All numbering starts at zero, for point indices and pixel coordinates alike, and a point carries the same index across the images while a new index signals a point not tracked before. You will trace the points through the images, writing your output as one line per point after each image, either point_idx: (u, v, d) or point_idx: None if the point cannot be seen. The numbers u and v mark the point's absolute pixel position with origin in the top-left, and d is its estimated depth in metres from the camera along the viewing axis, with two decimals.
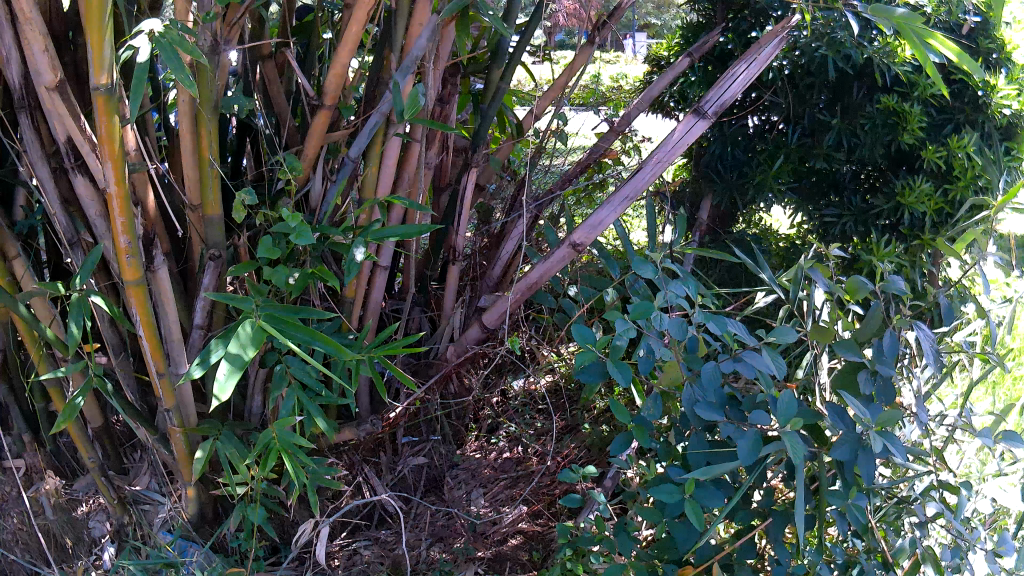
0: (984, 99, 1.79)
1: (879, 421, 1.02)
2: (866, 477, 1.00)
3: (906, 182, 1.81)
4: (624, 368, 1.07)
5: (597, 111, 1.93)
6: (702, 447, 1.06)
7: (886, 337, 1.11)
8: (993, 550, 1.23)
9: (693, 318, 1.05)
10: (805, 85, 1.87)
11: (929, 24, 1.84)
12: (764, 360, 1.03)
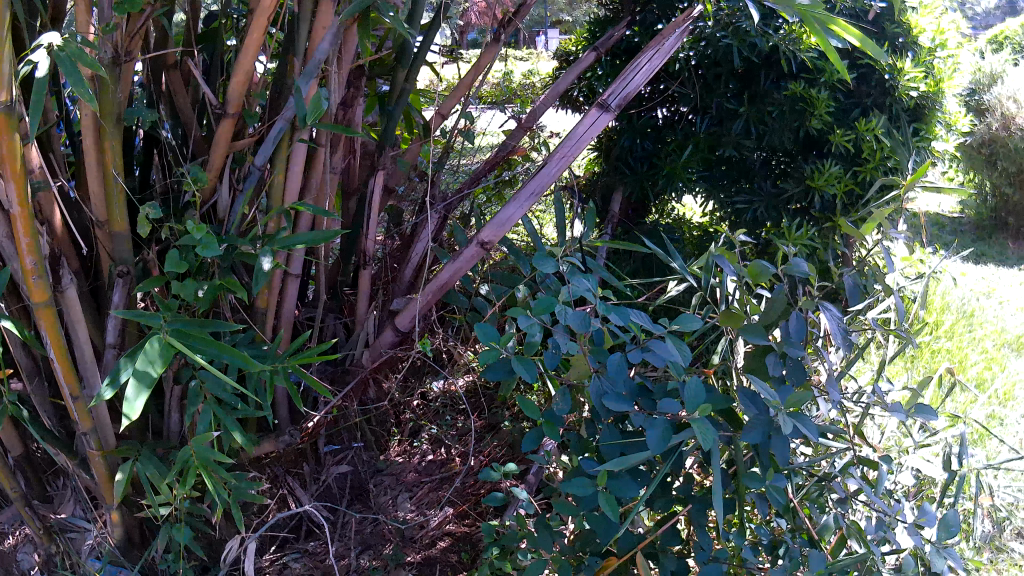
0: (892, 82, 1.92)
1: (789, 402, 1.01)
2: (780, 460, 1.00)
3: (815, 166, 1.89)
4: (529, 365, 1.06)
5: (505, 109, 1.90)
6: (614, 438, 1.04)
7: (792, 320, 1.12)
8: (914, 520, 1.21)
9: (597, 310, 1.03)
10: (713, 76, 1.88)
11: (835, 10, 1.97)
12: (673, 349, 1.01)
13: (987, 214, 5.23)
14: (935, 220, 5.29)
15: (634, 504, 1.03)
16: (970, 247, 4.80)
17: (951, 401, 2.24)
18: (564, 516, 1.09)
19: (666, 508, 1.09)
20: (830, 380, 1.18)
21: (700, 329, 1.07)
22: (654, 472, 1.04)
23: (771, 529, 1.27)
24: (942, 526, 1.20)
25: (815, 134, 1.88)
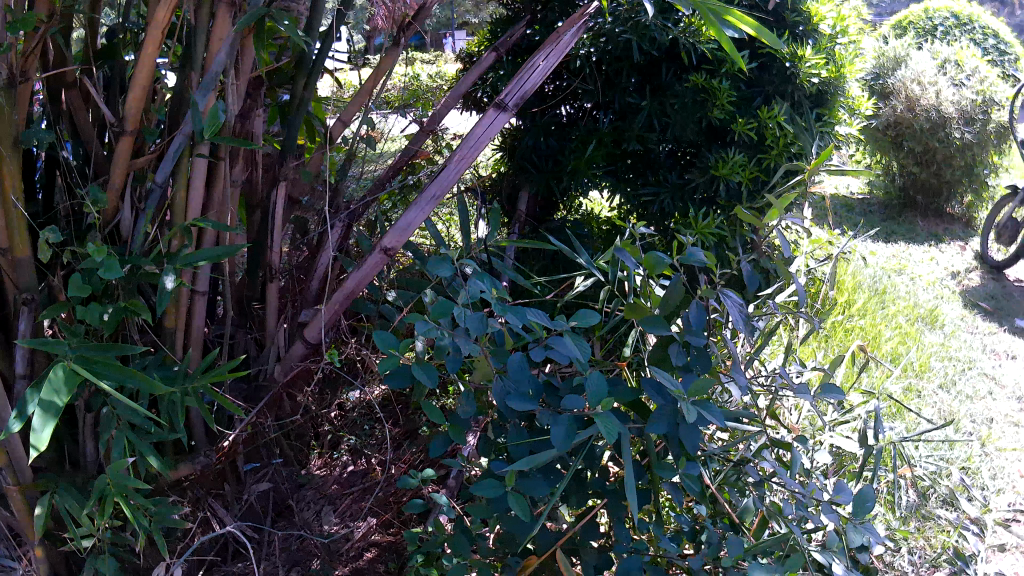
0: (792, 70, 1.96)
1: (691, 390, 1.00)
2: (688, 448, 1.00)
3: (720, 155, 1.95)
4: (429, 369, 1.06)
5: (407, 113, 1.89)
6: (522, 437, 1.05)
7: (692, 309, 1.10)
8: (830, 499, 1.20)
9: (494, 310, 1.02)
10: (614, 71, 1.92)
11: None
12: (573, 344, 1.01)
13: (897, 195, 5.37)
14: (844, 203, 5.39)
15: (547, 502, 1.02)
16: (878, 227, 4.91)
17: (868, 381, 2.29)
18: (479, 519, 1.09)
19: (583, 504, 1.09)
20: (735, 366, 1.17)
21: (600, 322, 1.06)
22: (568, 470, 1.04)
23: (692, 517, 1.28)
24: (857, 503, 1.19)
25: (718, 124, 1.94)
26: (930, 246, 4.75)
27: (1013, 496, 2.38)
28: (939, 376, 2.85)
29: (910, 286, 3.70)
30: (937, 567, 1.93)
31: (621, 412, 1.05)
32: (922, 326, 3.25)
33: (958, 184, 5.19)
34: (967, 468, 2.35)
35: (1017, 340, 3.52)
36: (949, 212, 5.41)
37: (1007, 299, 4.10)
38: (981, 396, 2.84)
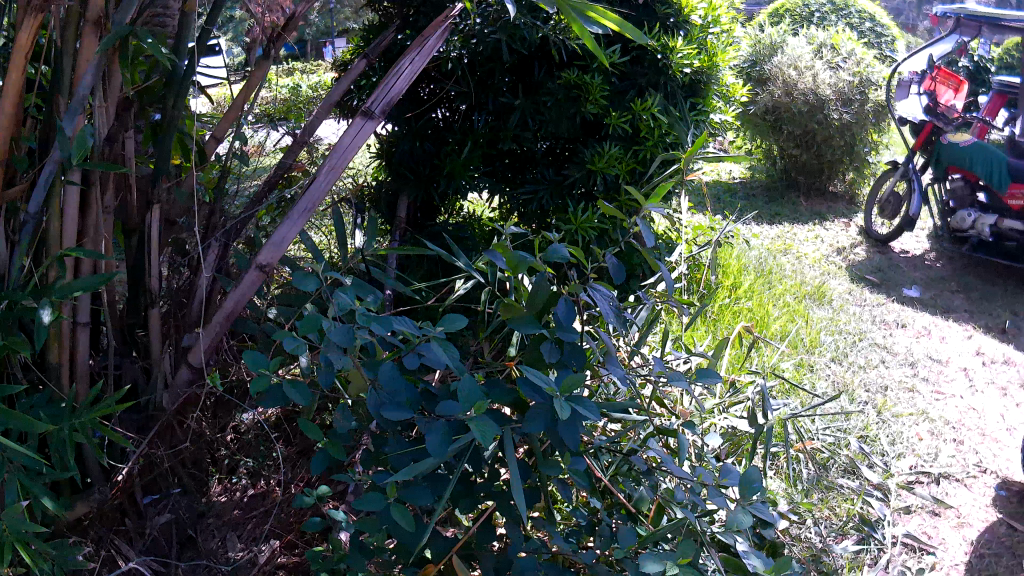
0: (665, 61, 2.16)
1: (563, 386, 1.02)
2: (567, 445, 1.02)
3: (596, 150, 2.16)
4: (302, 389, 1.06)
5: (283, 126, 1.89)
6: (401, 446, 1.07)
7: (559, 304, 1.12)
8: (716, 482, 1.22)
9: (360, 322, 1.04)
10: (486, 73, 2.14)
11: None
12: (442, 350, 1.02)
13: (779, 178, 5.53)
14: (730, 188, 5.50)
15: (433, 509, 1.04)
16: (765, 210, 5.02)
17: (758, 361, 2.37)
18: (370, 533, 1.09)
19: (472, 508, 1.09)
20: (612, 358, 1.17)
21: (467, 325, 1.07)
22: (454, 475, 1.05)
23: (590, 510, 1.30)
24: (744, 484, 1.21)
25: (591, 118, 2.15)
26: (814, 225, 4.88)
27: (912, 459, 2.46)
28: (829, 350, 2.94)
29: (794, 265, 3.80)
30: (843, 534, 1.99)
31: (500, 412, 1.07)
32: (809, 304, 3.34)
33: (839, 163, 5.33)
34: (865, 436, 2.43)
35: (902, 309, 3.64)
36: (831, 190, 5.56)
37: (893, 271, 4.24)
38: (872, 366, 2.94)
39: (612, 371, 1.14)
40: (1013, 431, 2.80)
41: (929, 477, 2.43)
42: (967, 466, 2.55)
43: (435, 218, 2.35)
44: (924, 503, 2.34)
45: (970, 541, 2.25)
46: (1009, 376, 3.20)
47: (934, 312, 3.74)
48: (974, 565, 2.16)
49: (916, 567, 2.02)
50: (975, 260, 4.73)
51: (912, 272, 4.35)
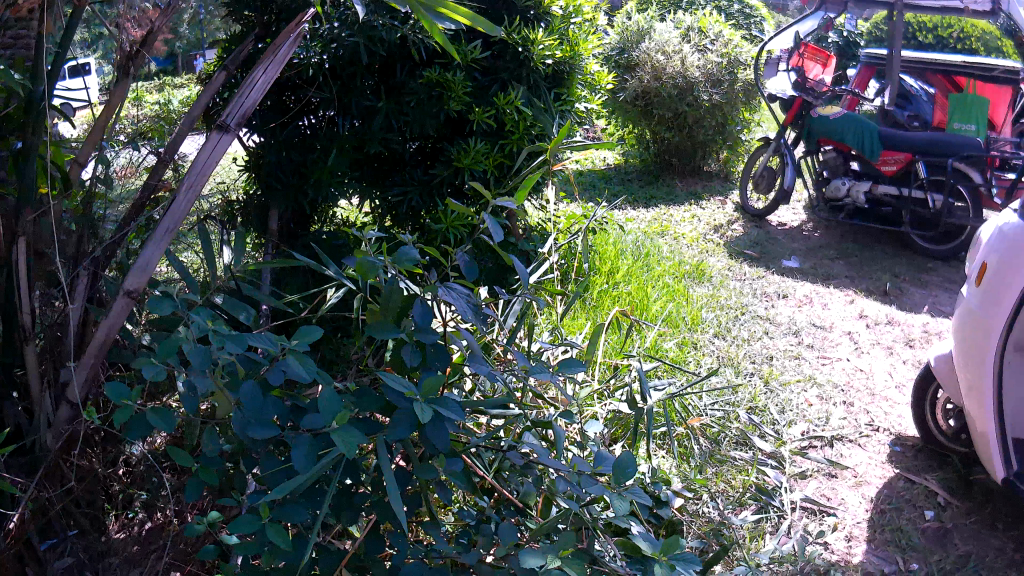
0: (526, 53, 2.52)
1: (423, 390, 1.06)
2: (436, 447, 1.06)
3: (460, 149, 2.51)
4: (165, 415, 1.13)
5: (146, 144, 1.87)
6: (275, 464, 1.12)
7: (414, 308, 1.16)
8: (592, 470, 1.23)
9: (214, 343, 1.11)
10: (347, 78, 2.41)
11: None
12: (299, 364, 1.09)
13: (653, 161, 5.64)
14: (608, 176, 5.57)
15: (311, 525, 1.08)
16: (643, 195, 5.10)
17: (640, 345, 2.43)
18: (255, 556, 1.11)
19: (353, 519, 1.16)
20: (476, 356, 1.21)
21: (322, 337, 1.13)
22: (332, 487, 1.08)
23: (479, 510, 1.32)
24: (617, 468, 1.19)
25: (452, 113, 2.48)
26: (691, 205, 4.98)
27: (803, 425, 2.53)
28: (712, 326, 3.01)
29: (673, 246, 3.87)
30: (742, 504, 2.03)
31: (368, 421, 1.11)
32: (689, 283, 3.42)
33: (711, 143, 5.43)
34: (753, 408, 2.51)
35: (782, 280, 3.74)
36: (706, 170, 5.69)
37: (772, 244, 4.35)
38: (755, 338, 3.02)
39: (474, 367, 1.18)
40: (901, 388, 2.90)
41: (823, 441, 2.51)
42: (859, 426, 2.63)
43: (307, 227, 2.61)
44: (821, 466, 2.40)
45: (869, 498, 2.31)
46: (891, 336, 3.31)
47: (814, 281, 3.85)
48: (875, 521, 2.22)
49: (814, 530, 2.08)
50: (851, 227, 4.88)
51: (790, 243, 4.47)
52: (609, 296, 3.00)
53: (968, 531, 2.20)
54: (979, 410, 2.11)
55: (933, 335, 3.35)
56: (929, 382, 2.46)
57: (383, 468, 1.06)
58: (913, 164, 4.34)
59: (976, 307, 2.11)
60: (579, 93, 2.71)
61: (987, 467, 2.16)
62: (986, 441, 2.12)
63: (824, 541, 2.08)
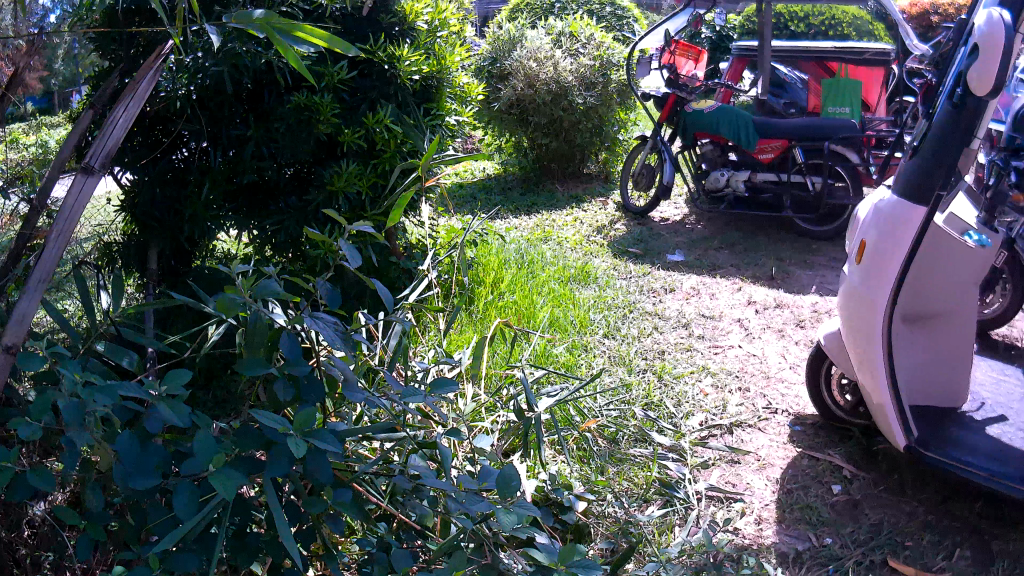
0: (394, 70, 2.58)
1: (297, 423, 1.12)
2: (320, 477, 1.12)
3: (333, 171, 2.55)
4: (44, 473, 1.11)
5: (12, 190, 1.80)
6: (163, 514, 1.14)
7: (281, 341, 1.19)
8: (479, 487, 1.25)
9: (84, 396, 1.11)
10: (216, 106, 2.38)
11: (326, 13, 2.51)
12: (169, 411, 1.13)
13: (532, 169, 5.68)
14: (489, 186, 5.57)
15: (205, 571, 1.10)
16: (524, 202, 5.11)
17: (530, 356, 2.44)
18: None
19: (249, 561, 1.17)
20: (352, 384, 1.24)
21: (191, 379, 1.17)
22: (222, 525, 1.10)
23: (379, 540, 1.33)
24: (503, 484, 1.21)
25: (324, 135, 2.49)
26: (573, 208, 5.01)
27: (702, 415, 2.57)
28: (601, 326, 3.04)
29: (556, 250, 3.89)
30: (647, 500, 2.05)
31: (251, 459, 1.15)
32: (575, 285, 3.44)
33: (590, 145, 5.56)
34: (649, 404, 2.54)
35: (668, 274, 3.79)
36: (585, 172, 5.78)
37: (656, 240, 4.41)
38: (646, 334, 3.05)
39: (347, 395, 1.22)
40: (795, 368, 2.96)
41: (723, 429, 2.54)
42: (756, 410, 2.67)
43: (190, 262, 2.56)
44: (723, 454, 2.43)
45: (774, 480, 2.35)
46: (781, 318, 3.38)
47: (701, 272, 3.91)
48: (783, 501, 2.25)
49: (722, 517, 2.10)
50: (733, 216, 4.98)
51: (674, 237, 4.54)
52: (495, 307, 3.00)
53: (877, 501, 2.27)
54: (872, 382, 2.16)
55: (822, 314, 3.44)
56: (823, 358, 2.52)
57: (272, 504, 1.11)
58: (790, 150, 4.44)
59: (858, 284, 2.16)
60: (446, 105, 2.77)
61: (887, 436, 2.22)
62: (882, 412, 2.17)
63: (734, 527, 2.11)
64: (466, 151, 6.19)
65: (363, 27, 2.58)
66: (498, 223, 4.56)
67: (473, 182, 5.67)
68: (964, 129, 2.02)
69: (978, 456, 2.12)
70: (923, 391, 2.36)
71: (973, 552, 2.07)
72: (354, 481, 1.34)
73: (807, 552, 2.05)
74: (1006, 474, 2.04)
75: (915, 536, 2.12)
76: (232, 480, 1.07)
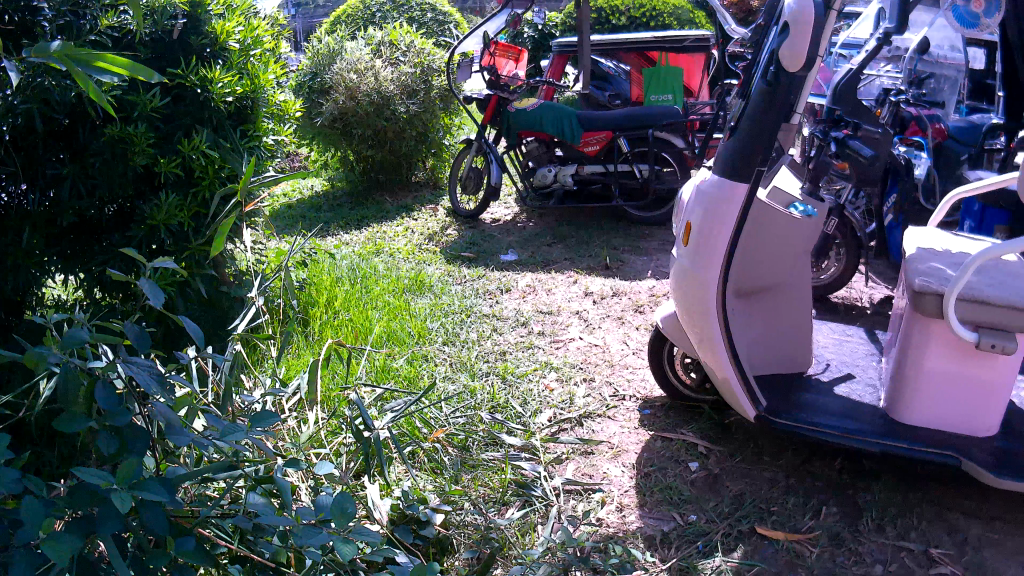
0: (207, 93, 2.50)
1: (120, 476, 1.15)
2: (157, 529, 1.16)
3: (154, 205, 2.46)
4: None
5: None
6: None
7: (97, 392, 1.23)
8: (315, 518, 1.32)
9: None
10: (30, 146, 2.26)
11: (137, 38, 2.42)
12: None
13: (358, 182, 5.62)
14: (318, 202, 5.48)
15: None
16: (353, 216, 5.04)
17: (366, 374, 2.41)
18: None
19: None
20: (175, 428, 1.31)
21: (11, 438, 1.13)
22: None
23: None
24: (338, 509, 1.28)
25: (140, 166, 2.40)
26: (403, 218, 4.97)
27: (550, 411, 2.58)
28: (440, 334, 3.02)
29: (389, 262, 3.85)
30: (505, 503, 2.06)
31: (84, 518, 1.14)
32: (410, 296, 3.41)
33: (416, 153, 5.55)
34: (496, 407, 2.54)
35: (503, 275, 3.79)
36: (413, 181, 5.75)
37: (488, 242, 4.41)
38: (485, 336, 3.05)
39: (173, 439, 1.29)
40: (636, 354, 3.00)
41: (572, 422, 2.55)
42: (604, 399, 2.70)
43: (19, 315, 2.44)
44: (575, 447, 2.44)
45: (631, 465, 2.37)
46: (620, 306, 3.43)
47: (536, 269, 3.93)
48: (642, 486, 2.27)
49: (583, 509, 2.11)
50: (564, 211, 5.03)
51: (507, 237, 4.55)
52: (330, 328, 2.96)
53: (735, 472, 2.33)
54: (715, 358, 2.20)
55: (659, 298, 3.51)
56: (663, 345, 2.54)
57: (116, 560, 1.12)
58: (614, 140, 4.55)
59: (688, 264, 2.18)
60: (263, 125, 2.71)
61: (735, 407, 2.28)
62: (729, 386, 2.21)
63: (597, 517, 2.12)
64: (291, 169, 6.07)
65: (176, 50, 2.50)
66: (328, 240, 4.47)
67: (300, 199, 5.56)
68: (778, 105, 2.05)
69: (828, 415, 2.19)
70: (769, 361, 2.43)
71: (839, 507, 2.18)
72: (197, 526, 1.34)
73: (673, 531, 2.08)
74: (858, 429, 2.13)
75: (779, 500, 2.20)
76: (66, 544, 1.06)
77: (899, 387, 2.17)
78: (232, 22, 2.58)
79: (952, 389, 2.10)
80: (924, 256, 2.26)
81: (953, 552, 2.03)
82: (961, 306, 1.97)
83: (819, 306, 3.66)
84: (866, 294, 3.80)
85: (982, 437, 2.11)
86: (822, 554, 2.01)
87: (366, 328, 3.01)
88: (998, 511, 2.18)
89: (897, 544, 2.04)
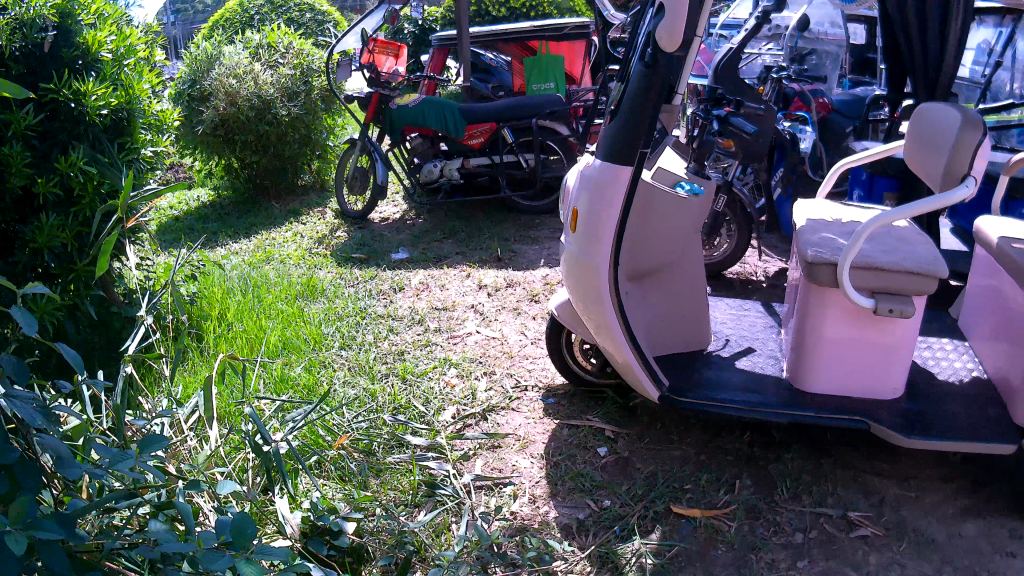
0: (81, 107, 2.42)
1: (14, 518, 1.12)
2: (60, 568, 1.14)
3: (35, 226, 2.39)
4: None
5: None
6: None
7: None
8: (218, 541, 1.31)
9: None
10: None
11: (7, 49, 2.34)
12: None
13: (244, 190, 5.52)
14: (203, 212, 5.37)
15: None
16: (240, 224, 4.95)
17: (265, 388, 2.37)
18: None
19: None
20: (66, 461, 1.26)
21: None
22: None
23: None
24: (239, 533, 1.29)
25: (22, 189, 2.35)
26: (291, 223, 4.89)
27: (453, 408, 2.56)
28: (336, 339, 2.98)
29: (280, 269, 3.78)
30: (416, 505, 2.05)
31: None
32: (303, 302, 3.35)
33: (300, 157, 5.49)
34: (398, 408, 2.51)
35: (395, 274, 3.75)
36: (299, 185, 5.67)
37: (378, 242, 4.36)
38: (382, 338, 3.02)
39: (64, 472, 1.24)
40: (535, 344, 3.00)
41: (476, 417, 2.53)
42: (507, 391, 2.69)
43: None
44: (481, 442, 2.42)
45: (539, 456, 2.36)
46: (515, 297, 3.42)
47: (429, 265, 3.90)
48: (553, 475, 2.26)
49: (495, 504, 2.09)
50: (454, 205, 5.01)
51: (398, 235, 4.51)
52: (224, 340, 2.90)
53: (644, 454, 2.34)
54: (613, 343, 2.20)
55: (554, 287, 3.51)
56: (562, 333, 2.53)
57: None
58: (499, 131, 4.56)
59: (578, 253, 2.17)
60: (141, 136, 2.64)
61: (638, 390, 2.28)
62: (630, 370, 2.21)
63: (511, 511, 2.11)
64: (173, 180, 5.93)
65: (47, 61, 2.42)
66: (216, 250, 4.38)
67: (183, 210, 5.43)
68: (658, 87, 2.05)
69: (731, 391, 2.21)
70: (666, 342, 2.46)
71: (752, 480, 2.21)
72: (101, 562, 1.32)
73: (589, 518, 2.08)
74: (763, 402, 2.15)
75: (692, 478, 2.21)
76: None
77: (800, 356, 2.20)
78: (104, 31, 2.50)
79: (850, 356, 2.14)
80: (815, 227, 2.30)
81: (870, 514, 2.07)
82: (855, 275, 2.01)
83: (714, 283, 3.71)
84: (759, 268, 3.87)
85: (885, 400, 2.15)
86: (741, 528, 2.03)
87: (260, 338, 2.95)
88: (909, 471, 2.24)
89: (815, 511, 2.08)
